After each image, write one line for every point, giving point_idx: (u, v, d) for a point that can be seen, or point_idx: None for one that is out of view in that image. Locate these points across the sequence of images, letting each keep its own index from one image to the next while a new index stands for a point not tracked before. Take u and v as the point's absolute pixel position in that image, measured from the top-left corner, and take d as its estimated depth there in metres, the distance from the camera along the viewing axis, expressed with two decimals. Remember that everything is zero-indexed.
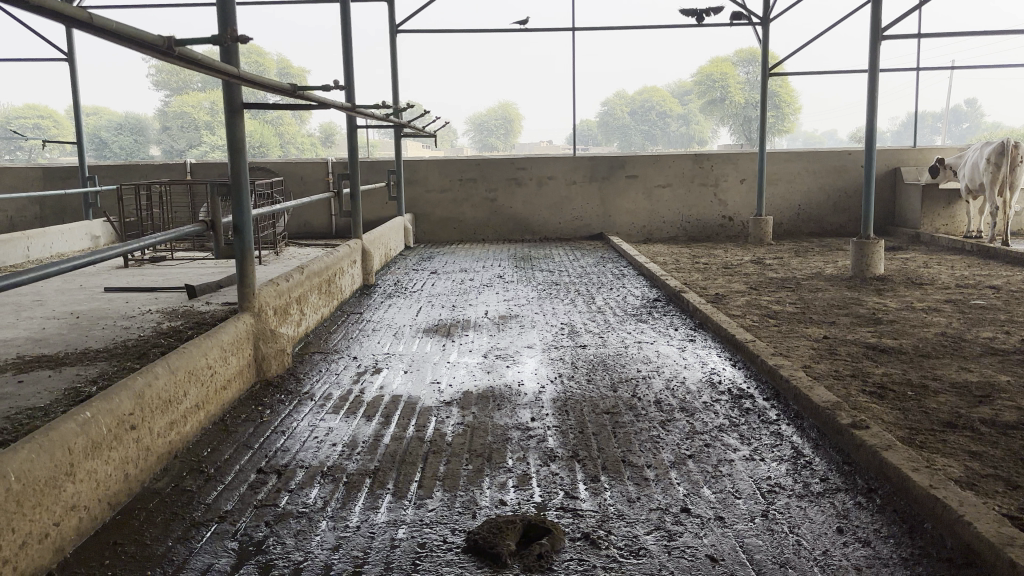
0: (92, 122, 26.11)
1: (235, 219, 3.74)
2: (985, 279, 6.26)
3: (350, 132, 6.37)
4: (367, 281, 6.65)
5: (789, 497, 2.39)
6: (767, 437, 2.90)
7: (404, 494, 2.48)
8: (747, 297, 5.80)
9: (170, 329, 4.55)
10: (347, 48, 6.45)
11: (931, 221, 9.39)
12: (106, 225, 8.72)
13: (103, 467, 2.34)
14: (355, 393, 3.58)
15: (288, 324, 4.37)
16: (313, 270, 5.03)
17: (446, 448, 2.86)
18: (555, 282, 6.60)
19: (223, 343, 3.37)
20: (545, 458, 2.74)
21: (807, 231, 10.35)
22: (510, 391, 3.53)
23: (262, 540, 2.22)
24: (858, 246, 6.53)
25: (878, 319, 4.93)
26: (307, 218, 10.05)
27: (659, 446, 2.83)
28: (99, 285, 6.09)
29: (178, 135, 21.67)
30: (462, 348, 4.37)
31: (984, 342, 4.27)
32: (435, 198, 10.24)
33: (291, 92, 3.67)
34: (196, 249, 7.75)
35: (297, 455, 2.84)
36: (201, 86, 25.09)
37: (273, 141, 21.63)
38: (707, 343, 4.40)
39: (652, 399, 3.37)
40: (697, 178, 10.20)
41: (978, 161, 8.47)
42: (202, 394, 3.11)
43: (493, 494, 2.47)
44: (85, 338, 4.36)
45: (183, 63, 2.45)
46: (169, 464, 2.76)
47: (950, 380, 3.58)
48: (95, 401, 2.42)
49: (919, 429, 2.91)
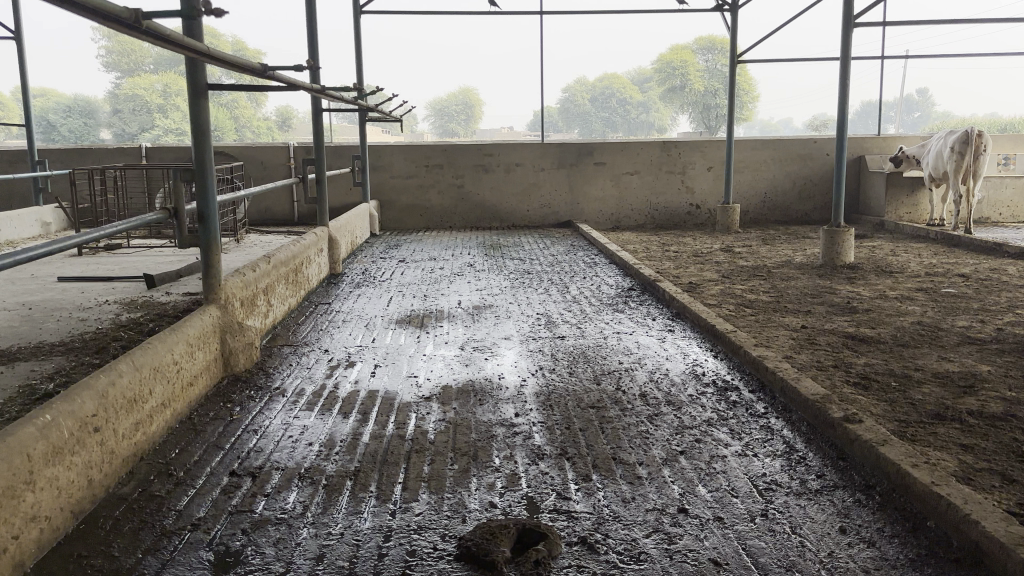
0: (38, 104, 24.97)
1: (199, 206, 3.56)
2: (954, 267, 6.31)
3: (316, 115, 6.16)
4: (334, 270, 6.47)
5: (788, 495, 2.34)
6: (758, 432, 2.84)
7: (389, 497, 2.36)
8: (721, 286, 5.76)
9: (129, 321, 4.33)
10: (311, 27, 6.22)
11: (895, 210, 9.49)
12: (58, 211, 8.37)
13: (64, 474, 2.17)
14: (329, 388, 3.44)
15: (255, 316, 4.19)
16: (280, 260, 4.85)
17: (430, 446, 2.75)
18: (527, 271, 6.49)
19: (188, 338, 3.19)
20: (533, 456, 2.64)
21: (773, 220, 10.39)
22: (490, 385, 3.43)
23: (240, 549, 2.08)
24: (828, 235, 6.54)
25: (853, 308, 4.93)
26: (268, 205, 9.78)
27: (649, 442, 2.75)
28: (52, 275, 5.82)
29: (130, 119, 20.90)
30: (438, 340, 4.24)
31: (961, 331, 4.29)
32: (400, 184, 10.04)
33: (259, 72, 3.47)
34: (154, 237, 7.47)
35: (271, 456, 2.69)
36: (154, 68, 24.20)
37: (229, 125, 20.98)
38: (687, 334, 4.33)
39: (637, 393, 3.29)
40: (665, 166, 10.16)
41: (942, 150, 8.58)
42: (169, 391, 2.94)
43: (482, 496, 2.36)
44: (38, 332, 4.12)
45: (149, 38, 2.28)
46: (135, 467, 2.59)
47: (932, 371, 3.57)
48: (55, 402, 2.25)
49: (909, 422, 2.89)
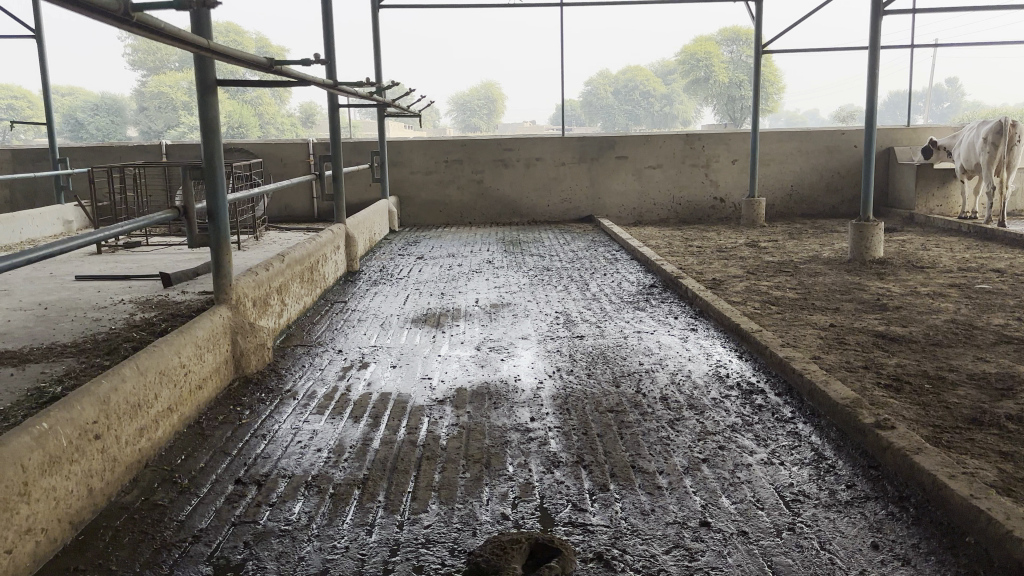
0: (67, 102, 25.18)
1: (209, 204, 3.49)
2: (988, 262, 6.10)
3: (332, 111, 6.06)
4: (351, 267, 6.41)
5: (816, 507, 2.21)
6: (785, 438, 2.71)
7: (397, 508, 2.27)
8: (746, 282, 5.61)
9: (143, 321, 4.29)
10: (327, 21, 6.12)
11: (925, 201, 9.24)
12: (79, 210, 8.39)
13: (62, 484, 2.11)
14: (341, 391, 3.36)
15: (268, 316, 4.13)
16: (295, 258, 4.78)
17: (441, 453, 2.65)
18: (547, 268, 6.38)
19: (197, 340, 3.12)
20: (548, 464, 2.54)
21: (800, 213, 10.19)
22: (506, 387, 3.33)
23: (241, 564, 2.00)
24: (856, 229, 6.35)
25: (883, 305, 4.76)
26: (288, 201, 9.75)
27: (670, 449, 2.63)
28: (70, 273, 5.81)
29: (156, 117, 21.07)
30: (454, 340, 4.15)
31: (996, 329, 4.11)
32: (420, 180, 9.96)
33: (268, 67, 3.36)
34: (173, 235, 7.46)
35: (279, 463, 2.62)
36: (180, 65, 24.37)
37: (253, 122, 20.97)
38: (710, 333, 4.20)
39: (658, 396, 3.17)
40: (688, 158, 9.98)
41: (974, 140, 8.32)
42: (176, 396, 2.88)
43: (494, 507, 2.26)
44: (51, 332, 4.09)
45: (143, 32, 2.17)
46: (139, 475, 2.53)
47: (967, 372, 3.41)
48: (53, 410, 2.18)
49: (944, 427, 2.75)
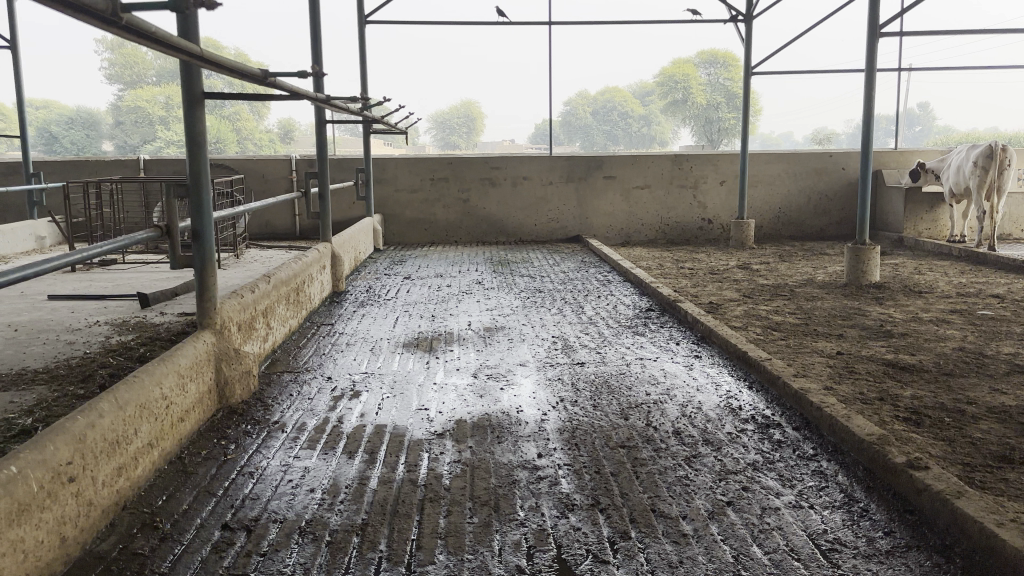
0: (41, 115, 24.44)
1: (193, 223, 3.28)
2: (986, 287, 6.03)
3: (320, 126, 5.87)
4: (336, 287, 6.20)
5: (855, 557, 2.05)
6: (810, 478, 2.56)
7: (400, 560, 2.07)
8: (744, 306, 5.49)
9: (120, 345, 4.05)
10: (314, 33, 5.95)
11: (914, 225, 9.19)
12: (53, 226, 8.11)
13: (32, 534, 1.89)
14: (332, 423, 3.16)
15: (252, 340, 3.91)
16: (281, 279, 4.58)
17: (444, 494, 2.46)
18: (538, 289, 6.24)
19: (180, 369, 2.91)
20: (562, 508, 2.35)
21: (788, 235, 10.14)
22: (508, 419, 3.14)
23: None
24: (852, 253, 6.27)
25: (888, 331, 4.64)
26: (270, 218, 9.53)
27: (691, 490, 2.46)
28: (42, 293, 5.54)
29: (131, 131, 20.69)
30: (449, 366, 3.97)
31: (1008, 358, 4.00)
32: (405, 198, 9.78)
33: (262, 79, 3.19)
34: (151, 254, 7.22)
35: (269, 505, 2.41)
36: (156, 79, 23.85)
37: (230, 138, 20.63)
38: (714, 361, 4.05)
39: (670, 430, 3.00)
40: (677, 179, 9.91)
41: (964, 164, 8.33)
42: (156, 429, 2.66)
43: (509, 558, 2.07)
44: (22, 356, 3.85)
45: (128, 33, 1.99)
46: (116, 519, 2.31)
47: (987, 405, 3.27)
48: (24, 451, 1.97)
49: (973, 465, 2.61)
